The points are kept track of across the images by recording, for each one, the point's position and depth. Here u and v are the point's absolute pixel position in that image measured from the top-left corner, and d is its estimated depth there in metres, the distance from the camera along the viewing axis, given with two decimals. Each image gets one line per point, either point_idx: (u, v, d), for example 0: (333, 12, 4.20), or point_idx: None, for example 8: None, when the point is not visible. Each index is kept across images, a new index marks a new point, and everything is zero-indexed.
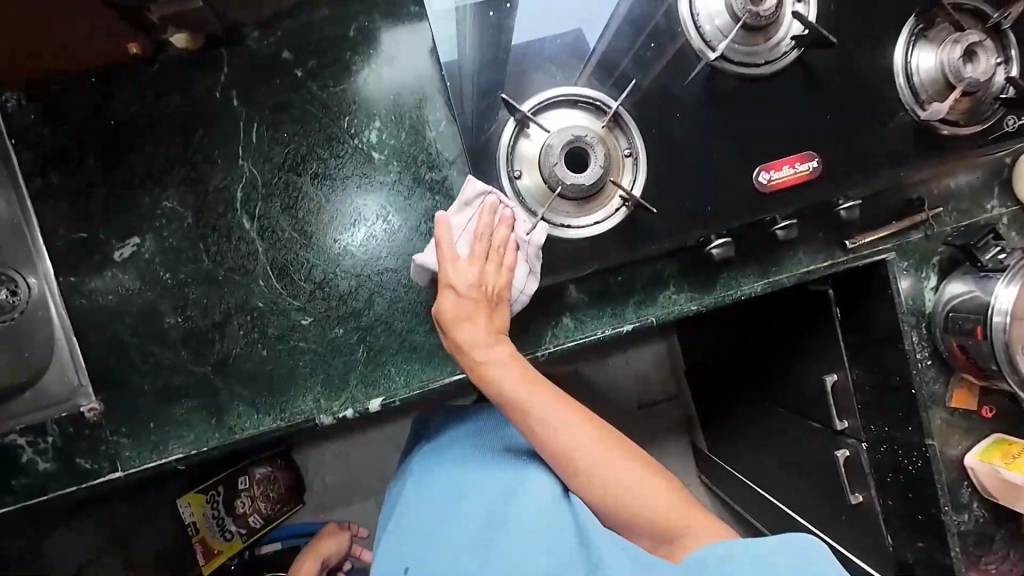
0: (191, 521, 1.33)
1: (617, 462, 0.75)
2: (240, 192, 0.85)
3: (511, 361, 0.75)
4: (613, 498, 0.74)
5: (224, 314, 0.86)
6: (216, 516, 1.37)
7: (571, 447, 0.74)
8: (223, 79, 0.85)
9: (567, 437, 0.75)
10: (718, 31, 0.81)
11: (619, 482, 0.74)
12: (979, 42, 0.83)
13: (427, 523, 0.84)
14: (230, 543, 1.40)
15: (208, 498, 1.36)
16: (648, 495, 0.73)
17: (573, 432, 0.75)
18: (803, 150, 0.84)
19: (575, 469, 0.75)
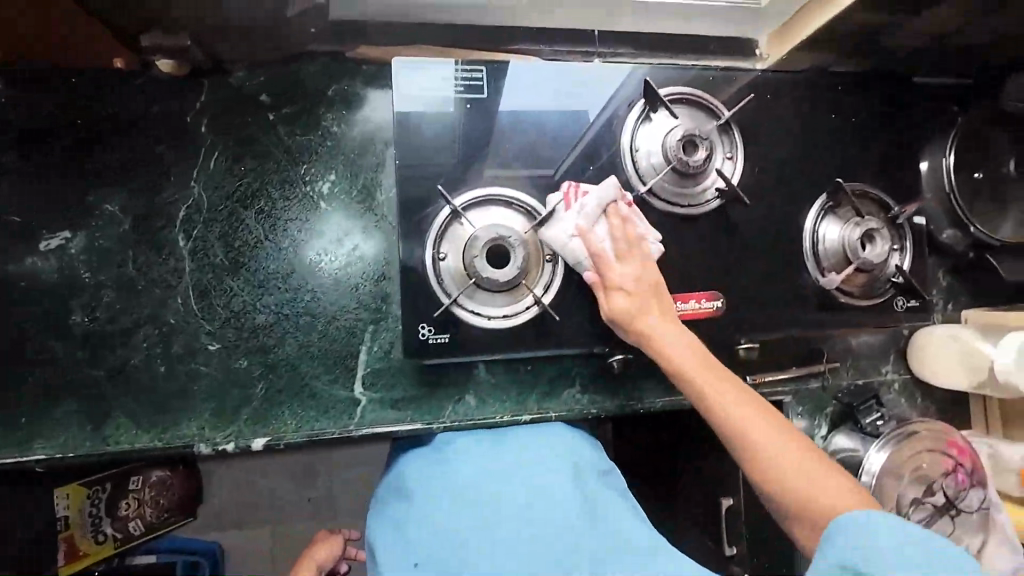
0: (64, 514, 1.26)
1: (772, 434, 0.71)
2: (183, 211, 0.88)
3: (694, 348, 0.78)
4: (783, 476, 0.68)
5: (132, 323, 0.86)
6: (94, 513, 1.30)
7: (747, 420, 0.72)
8: (199, 106, 0.89)
9: (756, 421, 0.72)
10: (653, 169, 0.90)
11: (784, 457, 0.69)
12: (876, 229, 0.94)
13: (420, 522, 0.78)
14: (100, 545, 1.31)
15: (90, 491, 1.29)
16: (794, 464, 0.68)
17: (750, 415, 0.72)
18: (710, 289, 0.92)
19: (753, 461, 0.70)
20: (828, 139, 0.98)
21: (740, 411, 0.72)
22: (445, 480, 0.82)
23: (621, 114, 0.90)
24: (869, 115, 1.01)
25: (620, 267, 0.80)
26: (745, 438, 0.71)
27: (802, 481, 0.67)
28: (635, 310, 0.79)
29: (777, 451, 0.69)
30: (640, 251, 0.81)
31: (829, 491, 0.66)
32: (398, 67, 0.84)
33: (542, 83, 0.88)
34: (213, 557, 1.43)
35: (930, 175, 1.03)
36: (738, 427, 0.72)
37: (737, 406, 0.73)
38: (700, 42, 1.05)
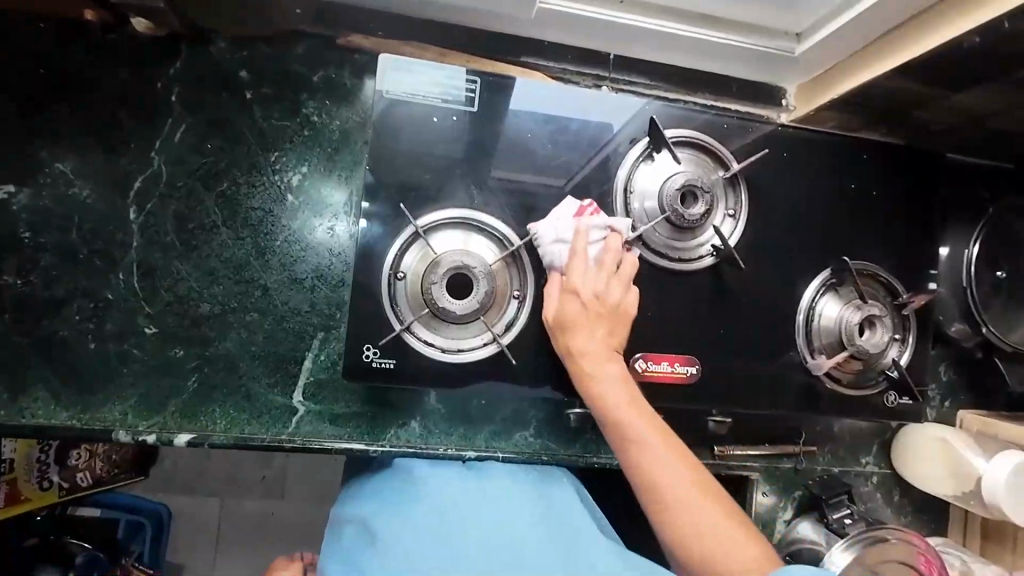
0: (8, 456, 1.11)
1: (690, 495, 0.65)
2: (139, 183, 0.83)
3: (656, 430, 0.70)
4: (696, 546, 0.64)
5: (68, 293, 0.81)
6: (42, 459, 1.17)
7: (666, 476, 0.66)
8: (172, 74, 0.84)
9: (674, 475, 0.66)
10: (644, 215, 0.83)
11: (722, 544, 0.63)
12: (878, 316, 0.86)
13: (401, 531, 0.74)
14: (43, 493, 1.18)
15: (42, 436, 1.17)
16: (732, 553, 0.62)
17: (673, 472, 0.67)
18: (686, 352, 0.85)
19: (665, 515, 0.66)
20: (836, 210, 0.91)
21: (671, 475, 0.66)
22: (430, 496, 0.79)
23: (621, 150, 0.83)
24: (888, 189, 0.94)
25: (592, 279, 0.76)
26: (664, 498, 0.66)
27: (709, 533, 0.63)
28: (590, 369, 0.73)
29: (692, 517, 0.64)
30: (614, 289, 0.76)
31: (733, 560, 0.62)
32: (387, 64, 0.79)
33: (538, 105, 0.82)
34: (157, 523, 1.32)
35: (948, 262, 0.95)
36: (657, 478, 0.66)
37: (665, 468, 0.67)
38: (722, 81, 0.97)
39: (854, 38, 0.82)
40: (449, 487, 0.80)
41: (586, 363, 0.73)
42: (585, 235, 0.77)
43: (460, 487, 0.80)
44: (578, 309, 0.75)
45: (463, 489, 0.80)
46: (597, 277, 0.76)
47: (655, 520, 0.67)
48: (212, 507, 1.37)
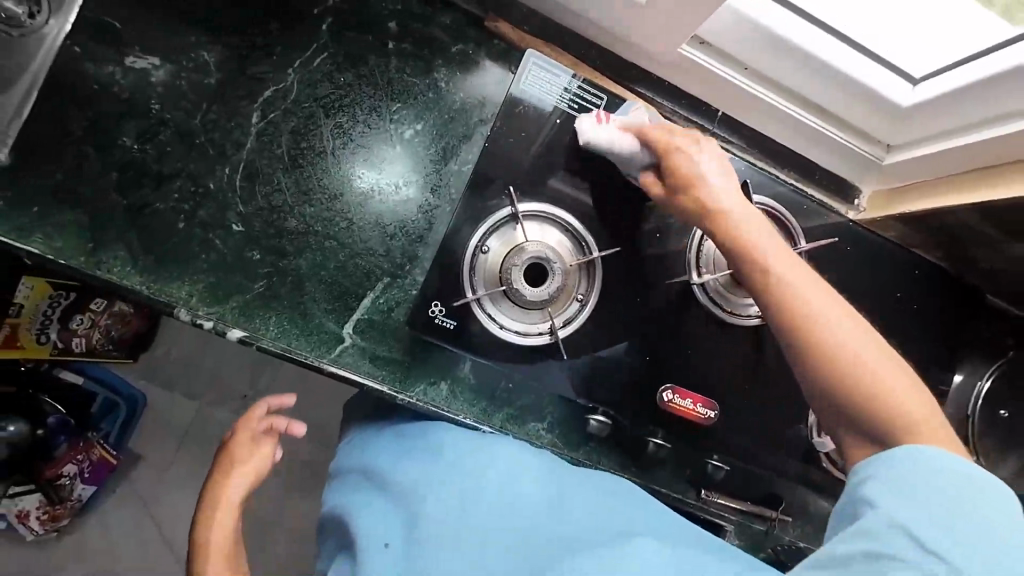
0: (18, 303, 1.20)
1: (902, 379, 0.63)
2: (269, 91, 0.88)
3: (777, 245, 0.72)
4: (881, 411, 0.62)
5: (175, 171, 0.86)
6: (46, 315, 1.27)
7: (838, 328, 0.65)
8: (329, 5, 0.90)
9: (861, 342, 0.64)
10: (711, 265, 0.91)
11: (891, 393, 0.62)
12: None
13: (397, 483, 0.79)
14: (34, 346, 1.29)
15: (52, 294, 1.25)
16: (892, 390, 0.62)
17: (866, 342, 0.64)
18: (709, 397, 0.94)
19: (854, 406, 0.63)
20: (878, 311, 0.98)
21: (846, 335, 0.64)
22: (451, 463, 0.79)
23: None
24: (928, 307, 1.01)
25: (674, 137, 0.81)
26: (851, 372, 0.63)
27: (921, 421, 0.61)
28: (773, 264, 0.70)
29: (900, 402, 0.61)
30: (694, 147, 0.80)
31: (913, 406, 0.61)
32: (531, 62, 0.89)
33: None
34: (132, 409, 1.60)
35: (957, 389, 1.01)
36: (861, 377, 0.63)
37: (863, 348, 0.64)
38: (809, 164, 1.04)
39: (944, 163, 0.89)
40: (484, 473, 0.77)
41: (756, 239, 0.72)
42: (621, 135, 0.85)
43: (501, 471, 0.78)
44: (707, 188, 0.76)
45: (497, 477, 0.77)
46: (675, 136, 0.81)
47: (799, 330, 0.66)
48: (189, 408, 1.68)
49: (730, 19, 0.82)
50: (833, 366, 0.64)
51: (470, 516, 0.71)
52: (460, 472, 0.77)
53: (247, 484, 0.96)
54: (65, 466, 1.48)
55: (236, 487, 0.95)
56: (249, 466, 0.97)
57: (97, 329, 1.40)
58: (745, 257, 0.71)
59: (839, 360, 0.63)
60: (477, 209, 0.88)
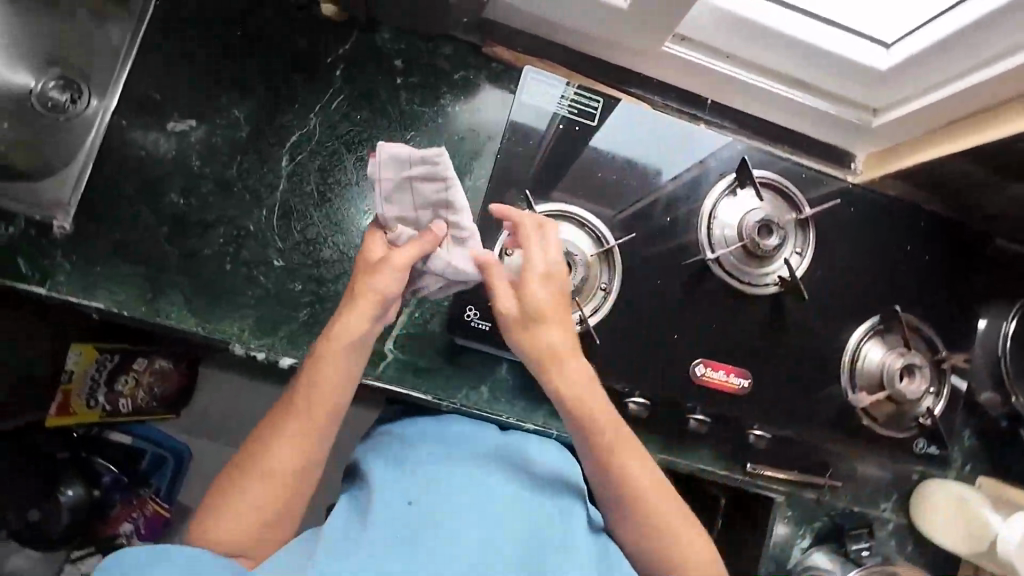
0: (69, 370, 1.24)
1: (673, 506, 0.80)
2: (295, 136, 0.97)
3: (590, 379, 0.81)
4: (655, 533, 0.78)
5: (217, 218, 0.94)
6: (94, 379, 1.30)
7: (622, 468, 0.79)
8: (340, 52, 0.99)
9: (646, 471, 0.80)
10: (724, 240, 0.94)
11: (654, 520, 0.79)
12: (918, 365, 0.95)
13: (419, 472, 0.77)
14: (87, 411, 1.31)
15: (100, 357, 1.28)
16: (656, 514, 0.79)
17: (648, 475, 0.80)
18: (741, 366, 0.97)
19: (644, 516, 0.79)
20: (893, 267, 1.01)
21: (633, 470, 0.79)
22: (487, 473, 0.79)
23: (711, 181, 0.97)
24: (942, 258, 1.03)
25: (539, 261, 0.83)
26: (631, 492, 0.79)
27: (682, 545, 0.78)
28: (576, 359, 0.81)
29: (668, 531, 0.78)
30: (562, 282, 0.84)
31: (678, 529, 0.79)
32: (530, 77, 0.96)
33: (644, 134, 0.98)
34: (179, 461, 1.58)
35: (983, 334, 1.03)
36: (646, 498, 0.79)
37: (644, 474, 0.79)
38: (802, 138, 1.09)
39: (933, 116, 0.93)
40: (516, 496, 0.77)
41: (571, 365, 0.80)
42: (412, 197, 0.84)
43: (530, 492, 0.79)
44: (553, 321, 0.81)
45: (526, 501, 0.77)
46: (540, 259, 0.83)
47: (603, 461, 0.79)
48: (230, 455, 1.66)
49: (707, 15, 0.90)
50: (624, 488, 0.78)
51: (482, 520, 0.73)
52: (494, 485, 0.77)
53: (376, 312, 0.79)
54: (121, 526, 1.44)
55: (364, 315, 0.77)
56: (402, 266, 0.79)
57: (141, 387, 1.42)
58: (569, 402, 0.79)
59: (624, 484, 0.78)
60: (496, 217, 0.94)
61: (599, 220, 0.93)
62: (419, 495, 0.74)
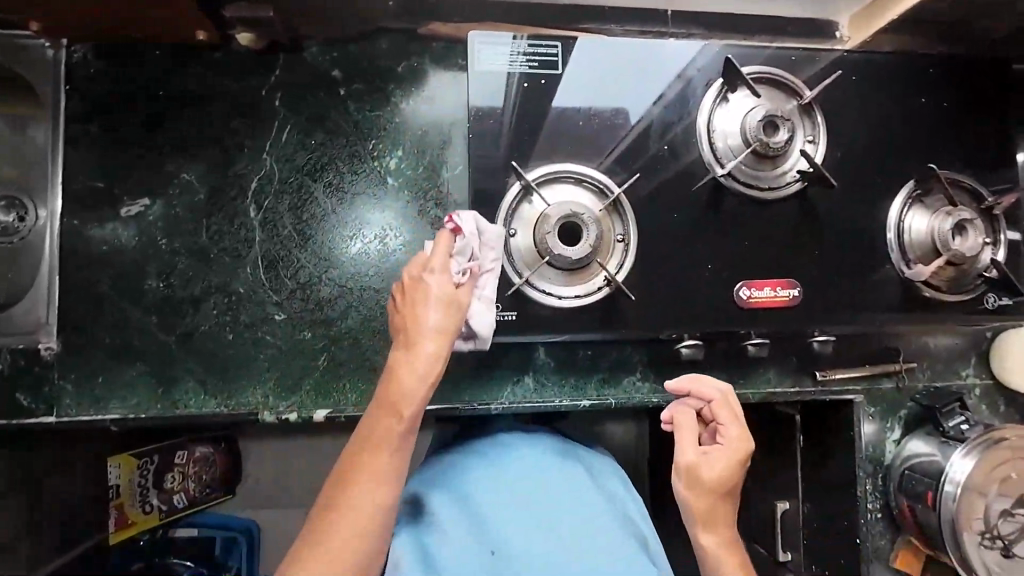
0: (114, 483, 1.15)
1: None
2: (255, 182, 0.90)
3: (721, 486, 0.80)
4: None
5: (203, 290, 0.88)
6: (143, 485, 1.16)
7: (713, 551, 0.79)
8: (273, 80, 0.91)
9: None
10: (730, 151, 0.88)
11: None
12: (969, 220, 0.88)
13: (473, 492, 0.78)
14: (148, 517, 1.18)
15: (139, 463, 1.15)
16: None
17: None
18: (787, 277, 0.90)
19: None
20: (911, 126, 0.94)
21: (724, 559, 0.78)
22: (539, 489, 0.78)
23: (698, 94, 0.89)
24: (963, 101, 0.95)
25: (707, 463, 0.80)
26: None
27: None
28: (707, 470, 0.80)
29: None
30: (732, 464, 0.80)
31: None
32: (478, 41, 0.86)
33: (614, 65, 0.89)
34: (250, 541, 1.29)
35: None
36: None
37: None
38: (776, 21, 1.01)
39: None
40: (573, 502, 0.77)
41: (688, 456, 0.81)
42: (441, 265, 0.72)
43: (579, 498, 0.79)
44: (718, 503, 0.80)
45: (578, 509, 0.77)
46: (716, 465, 0.80)
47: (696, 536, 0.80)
48: None
49: None
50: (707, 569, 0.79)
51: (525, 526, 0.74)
52: (541, 496, 0.78)
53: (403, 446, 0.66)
54: None
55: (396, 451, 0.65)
56: (451, 334, 0.69)
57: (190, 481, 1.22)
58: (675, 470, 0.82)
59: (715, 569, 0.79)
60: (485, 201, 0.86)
61: (597, 171, 0.87)
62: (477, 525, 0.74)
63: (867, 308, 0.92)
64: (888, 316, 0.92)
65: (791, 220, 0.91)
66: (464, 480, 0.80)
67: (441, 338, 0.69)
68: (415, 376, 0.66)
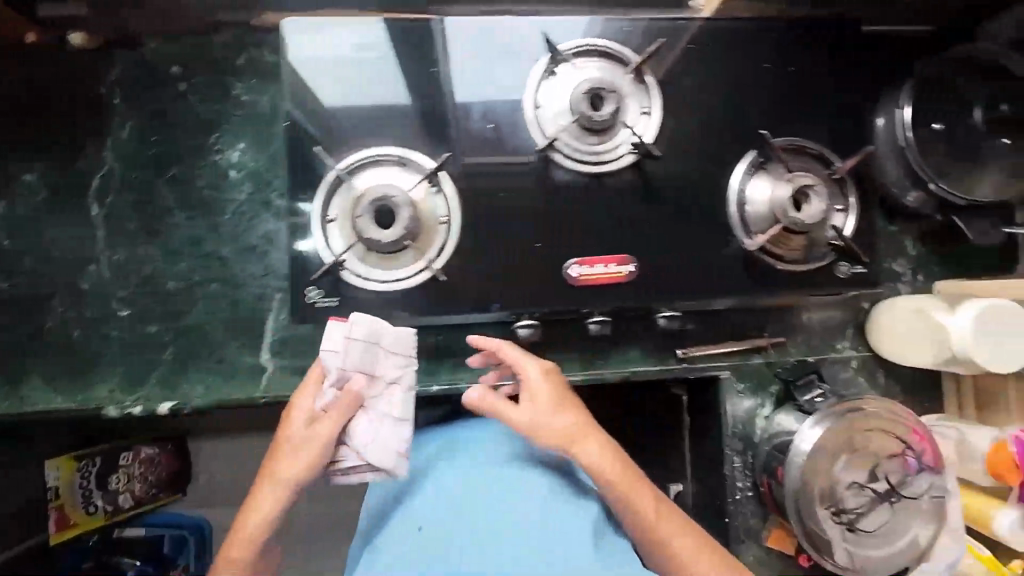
0: (53, 486, 1.08)
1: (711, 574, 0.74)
2: (97, 180, 0.91)
3: (568, 430, 0.77)
4: (674, 554, 0.75)
5: (49, 289, 0.90)
6: (85, 486, 1.11)
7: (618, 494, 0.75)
8: (112, 78, 0.92)
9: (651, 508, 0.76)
10: (555, 125, 0.84)
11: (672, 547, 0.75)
12: (809, 186, 0.85)
13: (434, 464, 0.83)
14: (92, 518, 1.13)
15: (83, 464, 1.10)
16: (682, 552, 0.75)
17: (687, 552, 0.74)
18: (621, 253, 0.87)
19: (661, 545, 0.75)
20: (761, 90, 0.90)
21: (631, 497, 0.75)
22: (495, 450, 0.83)
23: (524, 69, 0.86)
24: (816, 61, 0.91)
25: (522, 411, 0.78)
26: (641, 517, 0.75)
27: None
28: (542, 423, 0.77)
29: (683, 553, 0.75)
30: (541, 395, 0.79)
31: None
32: (291, 29, 0.84)
33: (437, 45, 0.86)
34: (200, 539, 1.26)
35: (884, 132, 0.92)
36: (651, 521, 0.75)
37: (650, 508, 0.76)
38: None
39: None
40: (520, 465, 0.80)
41: (516, 417, 0.78)
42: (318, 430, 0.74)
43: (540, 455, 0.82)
44: (580, 441, 0.77)
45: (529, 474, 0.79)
46: (542, 405, 0.78)
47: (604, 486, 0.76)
48: None
49: None
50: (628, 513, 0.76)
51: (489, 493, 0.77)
52: (496, 459, 0.81)
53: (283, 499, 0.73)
54: None
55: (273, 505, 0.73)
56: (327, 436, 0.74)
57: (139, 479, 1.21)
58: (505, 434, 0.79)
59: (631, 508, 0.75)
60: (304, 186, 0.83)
61: (414, 152, 0.83)
62: (416, 510, 0.77)
63: (721, 282, 0.88)
64: (742, 289, 0.89)
65: (634, 192, 0.88)
66: (416, 475, 0.83)
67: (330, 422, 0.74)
68: (254, 522, 0.72)
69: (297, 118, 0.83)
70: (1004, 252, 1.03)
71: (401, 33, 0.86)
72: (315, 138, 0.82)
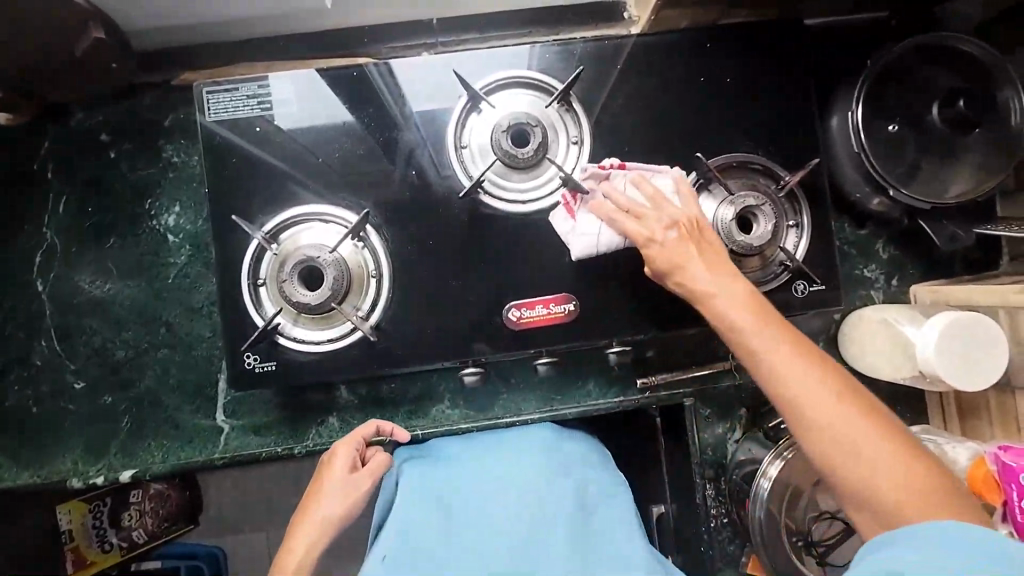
0: (65, 529, 1.13)
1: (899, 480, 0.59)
2: (40, 256, 0.92)
3: (749, 295, 0.68)
4: (847, 464, 0.60)
5: (5, 365, 0.92)
6: (97, 526, 1.16)
7: (771, 354, 0.64)
8: (43, 152, 0.92)
9: (805, 383, 0.62)
10: (482, 167, 0.82)
11: (842, 440, 0.60)
12: (754, 206, 0.80)
13: (423, 475, 0.82)
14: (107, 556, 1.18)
15: (91, 506, 1.16)
16: (847, 446, 0.60)
17: (874, 451, 0.59)
18: (562, 291, 0.84)
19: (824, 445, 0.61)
20: (700, 104, 0.85)
21: (782, 354, 0.63)
22: (484, 467, 0.82)
23: (447, 110, 0.83)
24: (760, 67, 0.86)
25: (660, 217, 0.73)
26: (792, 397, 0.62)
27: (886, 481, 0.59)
28: (690, 267, 0.70)
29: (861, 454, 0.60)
30: (695, 208, 0.74)
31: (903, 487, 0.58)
32: (205, 91, 0.82)
33: (348, 94, 0.83)
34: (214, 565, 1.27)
35: (838, 136, 0.88)
36: (802, 400, 0.62)
37: (807, 383, 0.62)
38: (556, 14, 0.95)
39: None
40: (507, 475, 0.80)
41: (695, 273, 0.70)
42: (347, 500, 0.78)
43: (526, 467, 0.81)
44: (748, 300, 0.68)
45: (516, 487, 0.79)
46: (730, 287, 0.68)
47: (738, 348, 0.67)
48: None
49: None
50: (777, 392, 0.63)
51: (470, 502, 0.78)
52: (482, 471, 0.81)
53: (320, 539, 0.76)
54: None
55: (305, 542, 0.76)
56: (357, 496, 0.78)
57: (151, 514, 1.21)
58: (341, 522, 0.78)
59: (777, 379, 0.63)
60: (232, 250, 0.82)
61: (344, 211, 0.82)
62: (425, 499, 0.78)
63: (673, 312, 0.85)
64: (695, 316, 0.85)
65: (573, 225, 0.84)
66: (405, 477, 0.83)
67: (344, 494, 0.78)
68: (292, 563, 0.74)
69: (219, 181, 0.82)
70: (986, 249, 0.96)
71: (318, 83, 0.83)
72: (240, 201, 0.82)
